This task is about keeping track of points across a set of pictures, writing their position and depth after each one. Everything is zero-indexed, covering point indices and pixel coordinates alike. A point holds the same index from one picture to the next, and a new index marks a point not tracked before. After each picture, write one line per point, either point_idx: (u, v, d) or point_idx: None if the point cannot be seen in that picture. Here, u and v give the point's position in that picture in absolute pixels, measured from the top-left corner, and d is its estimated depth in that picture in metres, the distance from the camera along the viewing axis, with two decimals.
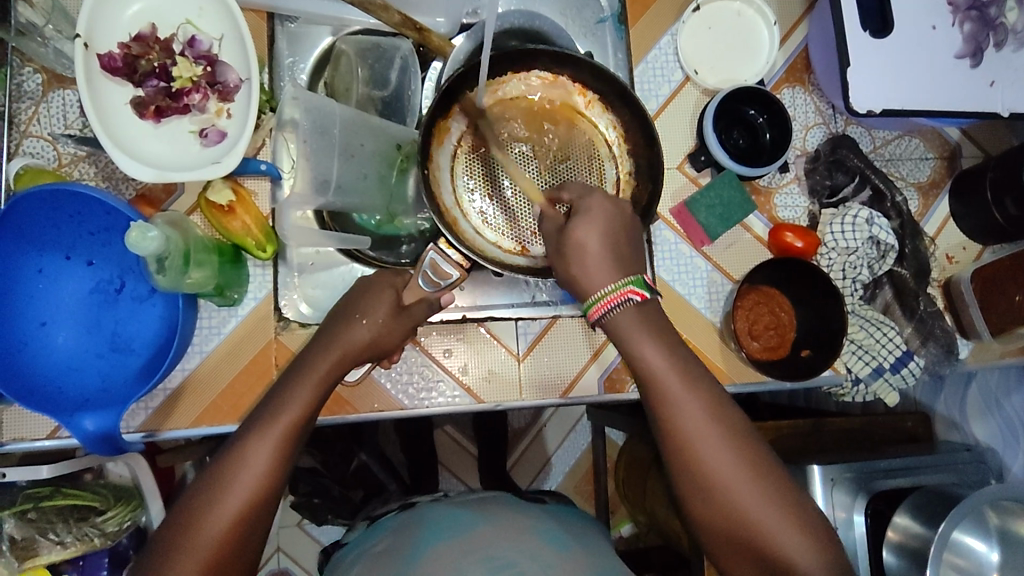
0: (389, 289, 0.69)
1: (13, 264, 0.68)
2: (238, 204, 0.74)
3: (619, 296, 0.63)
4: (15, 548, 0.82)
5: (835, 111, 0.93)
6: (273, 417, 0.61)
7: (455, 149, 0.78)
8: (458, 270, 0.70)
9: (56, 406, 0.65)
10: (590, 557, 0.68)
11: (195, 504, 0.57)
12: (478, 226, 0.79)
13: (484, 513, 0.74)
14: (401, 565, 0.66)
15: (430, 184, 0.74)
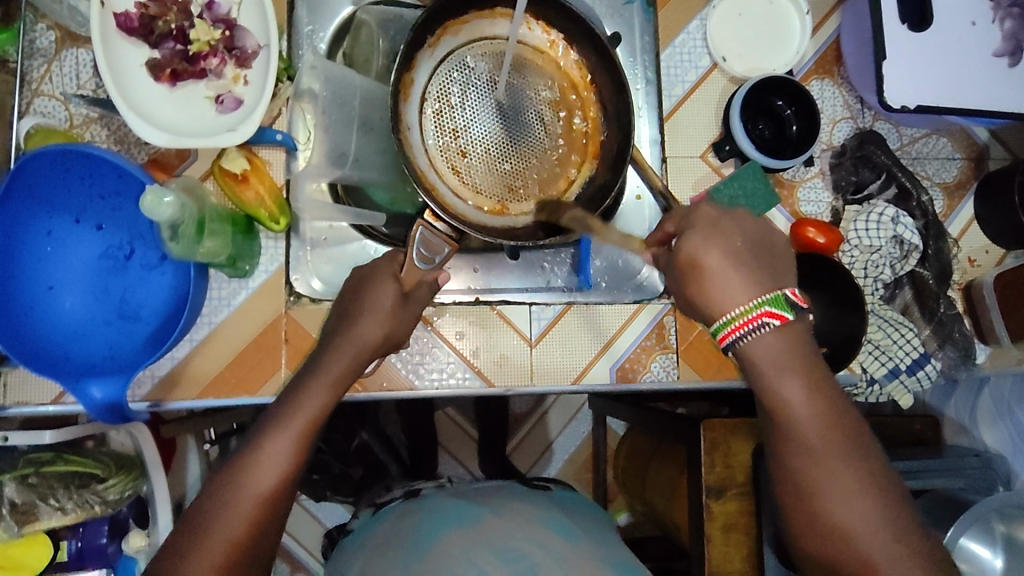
0: (390, 279, 0.67)
1: (21, 224, 0.67)
2: (252, 173, 0.73)
3: (751, 321, 0.56)
4: (15, 513, 0.81)
5: (863, 105, 0.91)
6: (288, 415, 0.59)
7: (421, 105, 0.75)
8: (448, 243, 0.68)
9: (63, 371, 0.64)
10: (599, 549, 0.67)
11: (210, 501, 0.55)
12: (455, 188, 0.76)
13: (493, 503, 0.73)
14: (408, 557, 0.65)
15: (404, 144, 0.71)
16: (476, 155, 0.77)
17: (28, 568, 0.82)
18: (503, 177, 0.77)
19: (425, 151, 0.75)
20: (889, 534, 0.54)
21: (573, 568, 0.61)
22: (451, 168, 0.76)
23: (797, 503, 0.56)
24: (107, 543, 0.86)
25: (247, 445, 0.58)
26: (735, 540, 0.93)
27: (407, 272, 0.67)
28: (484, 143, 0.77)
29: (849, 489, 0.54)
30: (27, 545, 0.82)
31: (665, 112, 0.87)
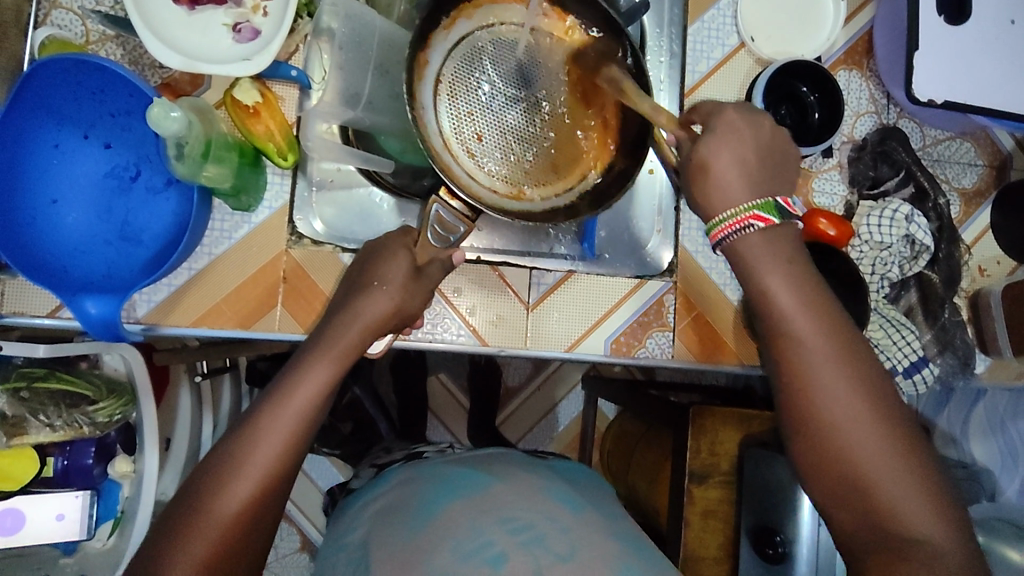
0: (403, 252, 0.69)
1: (29, 133, 0.67)
2: (263, 106, 0.71)
3: (739, 222, 0.56)
4: (4, 425, 0.81)
5: (889, 101, 0.89)
6: (287, 395, 0.58)
7: (435, 85, 0.72)
8: (464, 222, 0.69)
9: (58, 282, 0.64)
10: (606, 519, 0.64)
11: (218, 466, 0.54)
12: (470, 170, 0.73)
13: (496, 471, 0.68)
14: (409, 526, 0.61)
15: (418, 123, 0.68)
16: (492, 140, 0.74)
17: (14, 479, 0.82)
18: (520, 164, 0.75)
19: (439, 132, 0.72)
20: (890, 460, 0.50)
21: (582, 542, 0.58)
22: (468, 151, 0.73)
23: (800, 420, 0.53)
24: (93, 465, 0.86)
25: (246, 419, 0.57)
26: (712, 526, 0.93)
27: (421, 248, 0.69)
28: (500, 126, 0.74)
29: (866, 432, 0.51)
30: (14, 457, 0.82)
31: (687, 87, 0.86)
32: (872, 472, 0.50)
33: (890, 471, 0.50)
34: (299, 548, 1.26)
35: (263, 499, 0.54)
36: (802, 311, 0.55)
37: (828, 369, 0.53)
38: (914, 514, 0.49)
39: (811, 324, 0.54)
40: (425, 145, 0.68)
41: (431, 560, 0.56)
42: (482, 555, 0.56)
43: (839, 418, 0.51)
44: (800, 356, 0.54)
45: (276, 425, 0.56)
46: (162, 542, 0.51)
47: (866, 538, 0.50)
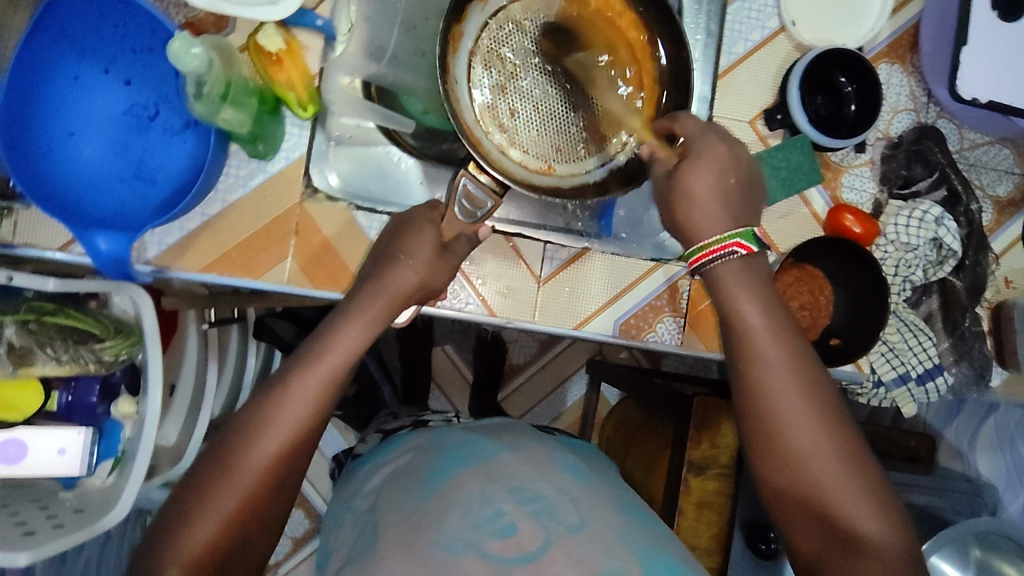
0: (429, 227, 0.67)
1: (50, 64, 0.66)
2: (287, 55, 0.69)
3: (722, 249, 0.61)
4: (12, 354, 0.81)
5: (930, 99, 0.86)
6: (315, 359, 0.58)
7: (470, 57, 0.68)
8: (492, 198, 0.64)
9: (70, 216, 0.64)
10: (613, 491, 0.63)
11: (238, 438, 0.54)
12: (501, 146, 0.69)
13: (507, 441, 0.67)
14: (418, 494, 0.59)
15: (450, 97, 0.65)
16: (525, 115, 0.71)
17: (18, 411, 0.83)
18: (554, 142, 0.71)
19: (470, 106, 0.68)
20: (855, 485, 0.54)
21: (592, 512, 0.57)
22: (500, 126, 0.70)
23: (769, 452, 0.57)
24: (97, 403, 0.87)
25: (275, 383, 0.57)
26: (706, 518, 0.92)
27: (447, 223, 0.67)
28: (534, 103, 0.71)
29: (831, 460, 0.55)
30: (19, 387, 0.83)
31: (721, 68, 0.83)
32: (824, 488, 0.54)
33: (837, 476, 0.54)
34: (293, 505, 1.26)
35: (289, 455, 0.55)
36: (766, 329, 0.59)
37: (784, 384, 0.57)
38: (856, 515, 0.54)
39: (773, 342, 0.58)
40: (457, 119, 0.65)
41: (442, 526, 0.55)
42: (494, 525, 0.54)
43: (791, 431, 0.56)
44: (762, 373, 0.57)
45: (289, 379, 0.57)
46: (191, 498, 0.52)
47: (813, 539, 0.55)
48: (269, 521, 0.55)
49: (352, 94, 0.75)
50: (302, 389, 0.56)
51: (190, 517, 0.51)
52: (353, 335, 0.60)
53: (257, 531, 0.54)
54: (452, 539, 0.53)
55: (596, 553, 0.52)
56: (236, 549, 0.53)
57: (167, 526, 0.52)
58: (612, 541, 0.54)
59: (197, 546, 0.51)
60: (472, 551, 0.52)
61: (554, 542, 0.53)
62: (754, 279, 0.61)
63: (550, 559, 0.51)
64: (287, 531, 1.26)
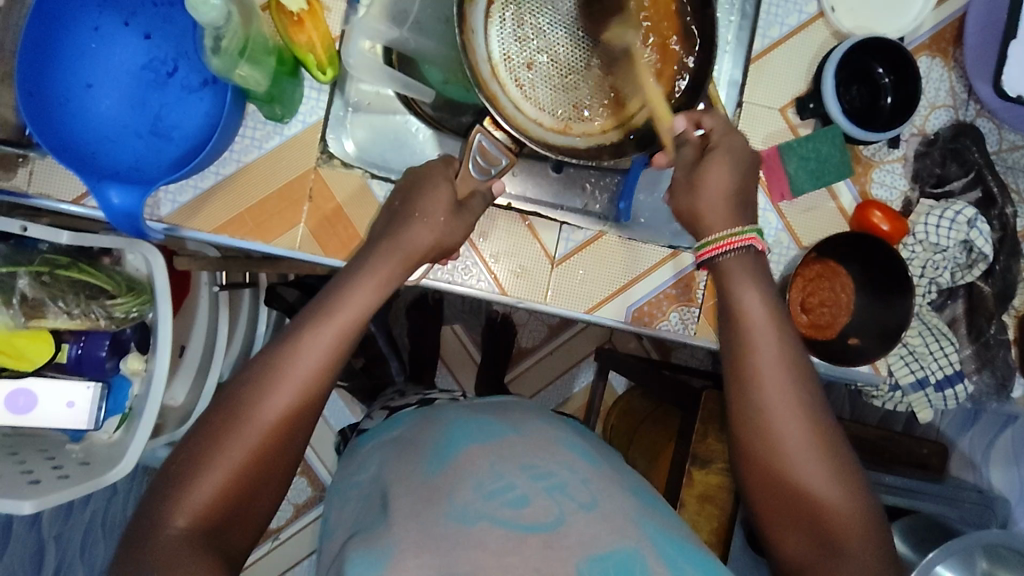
0: (444, 182, 0.67)
1: (71, 13, 0.66)
2: (308, 16, 0.68)
3: (745, 241, 0.61)
4: (25, 305, 0.82)
5: (970, 96, 0.82)
6: (323, 320, 0.57)
7: (488, 6, 0.67)
8: (507, 155, 0.66)
9: (85, 167, 0.64)
10: (621, 475, 0.62)
11: (239, 396, 0.53)
12: (516, 100, 0.69)
13: (511, 420, 0.66)
14: (425, 470, 0.58)
15: (466, 48, 0.65)
16: (543, 66, 0.69)
17: (27, 360, 0.84)
18: (570, 98, 0.70)
19: (487, 57, 0.68)
20: (841, 485, 0.53)
21: (602, 493, 0.56)
22: (516, 80, 0.69)
23: (757, 445, 0.55)
24: (106, 358, 0.87)
25: (276, 344, 0.56)
26: (708, 512, 0.91)
27: (461, 180, 0.68)
28: (553, 52, 0.69)
29: (819, 459, 0.54)
30: (31, 338, 0.84)
31: (755, 52, 0.80)
32: (811, 486, 0.53)
33: (825, 474, 0.53)
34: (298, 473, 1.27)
35: (301, 413, 0.54)
36: (765, 326, 0.57)
37: (779, 383, 0.55)
38: (842, 508, 0.53)
39: (768, 338, 0.57)
40: (472, 71, 0.64)
41: (454, 497, 0.54)
42: (504, 496, 0.53)
43: (783, 430, 0.54)
44: (758, 371, 0.56)
45: (291, 344, 0.55)
46: (201, 451, 0.51)
47: (799, 534, 0.54)
48: (280, 480, 0.55)
49: (371, 59, 0.71)
50: (312, 355, 0.55)
51: (197, 469, 0.51)
52: (360, 304, 0.59)
53: (264, 489, 0.53)
54: (463, 509, 0.52)
55: (609, 535, 0.51)
56: (241, 505, 0.52)
57: (168, 481, 0.51)
58: (624, 522, 0.53)
59: (202, 499, 0.50)
60: (484, 520, 0.51)
61: (568, 519, 0.51)
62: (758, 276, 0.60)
63: (564, 534, 0.50)
64: (290, 498, 1.27)
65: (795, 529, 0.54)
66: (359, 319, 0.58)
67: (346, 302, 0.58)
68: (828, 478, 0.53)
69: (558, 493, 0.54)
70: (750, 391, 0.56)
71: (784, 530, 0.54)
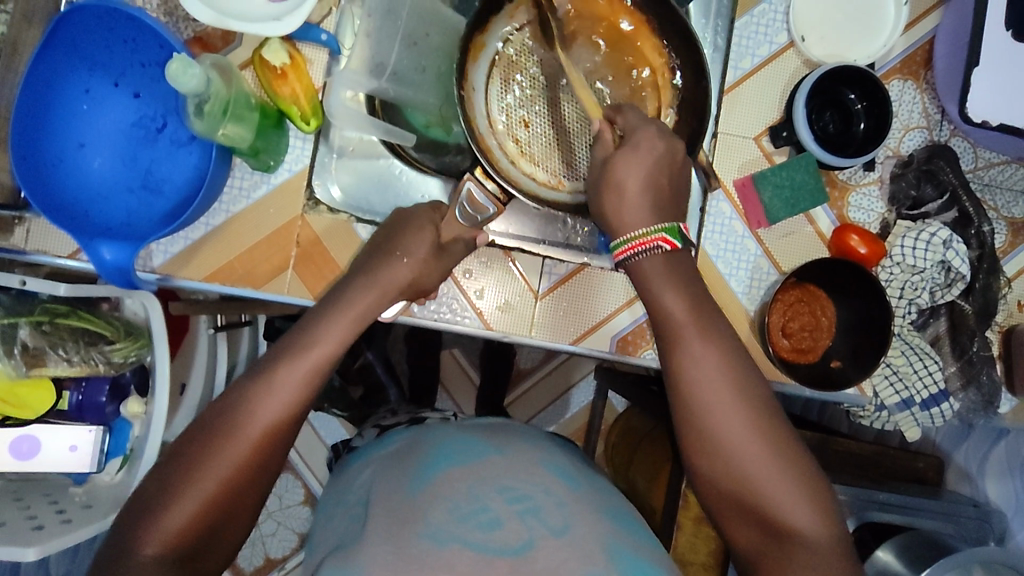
0: (429, 227, 0.69)
1: (61, 77, 0.68)
2: (291, 70, 0.71)
3: (649, 242, 0.60)
4: (26, 355, 0.83)
5: (943, 117, 0.84)
6: (292, 359, 0.58)
7: (491, 67, 0.70)
8: (495, 204, 0.69)
9: (78, 226, 0.66)
10: (598, 494, 0.63)
11: (207, 440, 0.54)
12: (512, 155, 0.71)
13: (495, 441, 0.67)
14: (407, 489, 0.60)
15: (466, 103, 0.67)
16: (539, 124, 0.72)
17: (29, 409, 0.86)
18: (566, 155, 0.72)
19: (486, 114, 0.70)
20: (790, 482, 0.53)
21: (574, 516, 0.57)
22: (514, 137, 0.71)
23: (700, 452, 0.56)
24: (106, 403, 0.90)
25: (244, 386, 0.57)
26: (704, 533, 0.91)
27: (447, 225, 0.69)
28: (550, 112, 0.71)
29: (763, 457, 0.54)
30: (32, 387, 0.86)
31: (728, 84, 0.82)
32: (757, 486, 0.54)
33: (770, 473, 0.54)
34: (302, 501, 1.28)
35: (270, 446, 0.56)
36: (702, 341, 0.57)
37: (720, 395, 0.56)
38: (792, 506, 0.53)
39: (705, 352, 0.57)
40: (470, 128, 0.67)
41: (429, 517, 0.55)
42: (478, 518, 0.55)
43: (719, 431, 0.55)
44: (698, 389, 0.56)
45: (258, 387, 0.56)
46: (171, 487, 0.53)
47: (751, 533, 0.54)
48: (250, 509, 0.56)
49: (355, 108, 0.75)
50: (284, 400, 0.56)
51: (168, 498, 0.52)
52: (331, 348, 0.60)
53: (238, 512, 0.55)
54: (437, 530, 0.54)
55: (577, 559, 0.52)
56: (212, 534, 0.53)
57: (138, 512, 0.52)
58: (594, 545, 0.54)
59: (172, 528, 0.51)
60: (455, 542, 0.52)
61: (538, 543, 0.53)
62: (696, 292, 0.60)
63: (532, 559, 0.51)
64: (294, 527, 1.28)
65: (750, 530, 0.54)
66: (334, 360, 0.60)
67: (322, 344, 0.59)
68: (774, 477, 0.53)
69: (529, 515, 0.55)
70: (692, 408, 0.56)
71: (738, 530, 0.55)
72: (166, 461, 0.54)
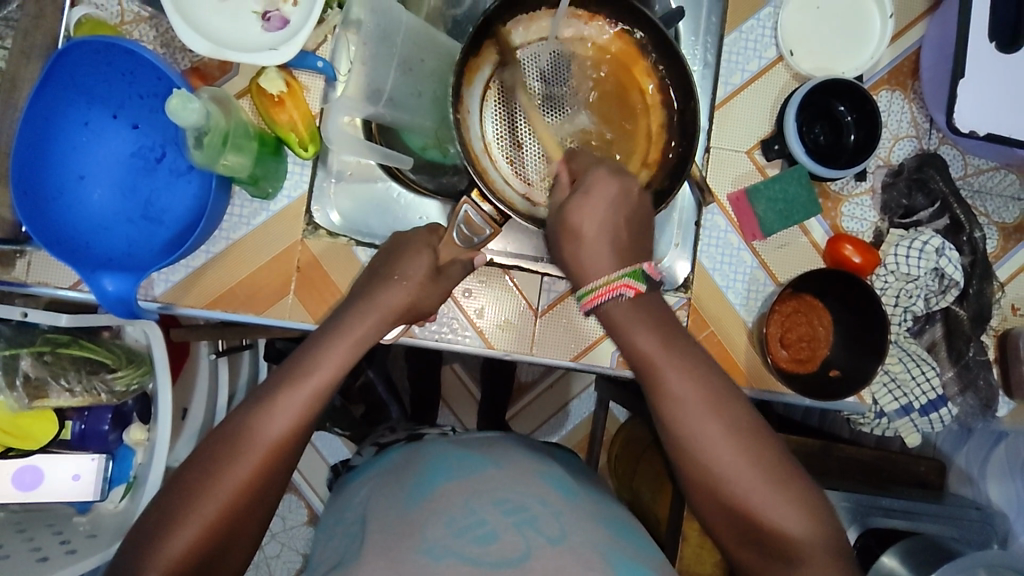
0: (427, 251, 0.69)
1: (60, 111, 0.69)
2: (289, 96, 0.72)
3: (611, 291, 0.59)
4: (27, 386, 0.84)
5: (932, 125, 0.85)
6: (291, 384, 0.58)
7: (484, 90, 0.71)
8: (491, 226, 0.70)
9: (81, 259, 0.67)
10: (599, 508, 0.64)
11: (207, 467, 0.54)
12: (506, 175, 0.72)
13: (491, 454, 0.67)
14: (403, 505, 0.60)
15: (460, 125, 0.68)
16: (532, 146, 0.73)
17: (32, 439, 0.86)
18: None
19: (480, 136, 0.72)
20: (791, 506, 0.53)
21: (571, 527, 0.57)
22: (507, 157, 0.73)
23: (696, 483, 0.55)
24: (108, 431, 0.89)
25: (245, 412, 0.57)
26: (710, 544, 0.91)
27: (444, 247, 0.70)
28: (543, 135, 0.72)
29: (760, 484, 0.53)
30: (34, 418, 0.86)
31: (718, 99, 0.83)
32: (758, 514, 0.53)
33: (769, 500, 0.53)
34: (305, 521, 1.27)
35: (270, 471, 0.56)
36: (680, 369, 0.57)
37: (704, 422, 0.55)
38: (795, 531, 0.52)
39: (684, 383, 0.56)
40: (465, 150, 0.68)
41: (426, 532, 0.56)
42: (475, 531, 0.55)
43: (712, 463, 0.54)
44: (685, 422, 0.55)
45: (257, 412, 0.56)
46: (172, 515, 0.52)
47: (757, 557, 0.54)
48: (248, 528, 0.56)
49: (351, 133, 0.75)
50: (284, 426, 0.57)
51: (168, 528, 0.52)
52: (331, 372, 0.60)
53: (238, 536, 0.55)
54: (433, 545, 0.54)
55: (573, 566, 0.52)
56: (212, 560, 0.53)
57: (141, 539, 0.52)
58: (590, 554, 0.54)
59: (169, 552, 0.51)
60: (451, 556, 0.53)
61: (535, 552, 0.53)
62: (664, 321, 0.60)
63: (529, 568, 0.51)
64: (297, 547, 1.27)
65: (755, 554, 0.54)
66: (334, 384, 0.60)
67: (323, 369, 0.59)
68: (774, 502, 0.53)
69: (527, 527, 0.56)
70: (680, 441, 0.56)
71: (743, 554, 0.55)
72: (168, 488, 0.55)
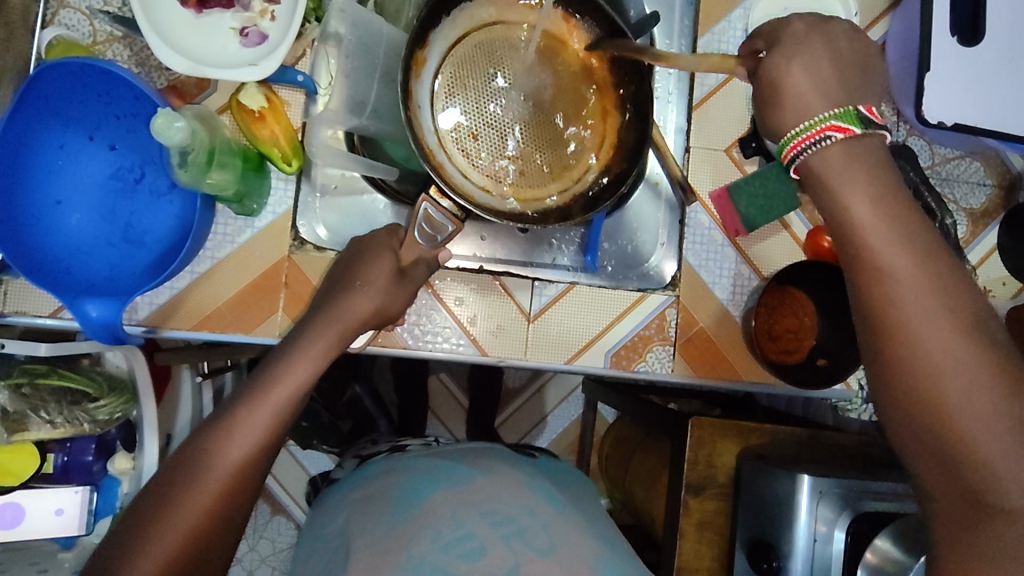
0: (386, 253, 0.66)
1: (33, 135, 0.67)
2: (269, 112, 0.72)
3: (816, 135, 0.49)
4: (5, 420, 0.81)
5: (899, 118, 0.88)
6: (258, 402, 0.57)
7: (433, 83, 0.70)
8: (453, 222, 0.67)
9: (63, 286, 0.65)
10: (584, 517, 0.64)
11: (172, 491, 0.53)
12: (463, 169, 0.71)
13: (477, 462, 0.68)
14: (388, 517, 0.60)
15: (414, 120, 0.66)
16: (486, 137, 0.72)
17: (13, 475, 0.82)
18: (514, 164, 0.73)
19: (433, 129, 0.70)
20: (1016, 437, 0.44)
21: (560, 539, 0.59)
22: (462, 149, 0.71)
23: (905, 386, 0.46)
24: (93, 462, 0.87)
25: (207, 433, 0.56)
26: (707, 539, 0.91)
27: (406, 248, 0.67)
28: (497, 128, 0.72)
29: (988, 407, 0.44)
30: (14, 452, 0.82)
31: (696, 99, 0.85)
32: (977, 441, 0.44)
33: (998, 427, 0.44)
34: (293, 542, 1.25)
35: (236, 492, 0.55)
36: (907, 254, 0.47)
37: (932, 322, 0.45)
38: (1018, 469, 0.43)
39: (918, 272, 0.47)
40: (420, 145, 0.66)
41: (412, 549, 0.56)
42: (462, 547, 0.56)
43: (940, 365, 0.45)
44: (909, 309, 0.46)
45: (225, 434, 0.55)
46: (135, 539, 0.51)
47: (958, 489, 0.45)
48: (229, 543, 0.56)
49: (337, 147, 0.76)
50: (251, 445, 0.56)
51: (135, 556, 0.51)
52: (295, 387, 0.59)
53: (211, 559, 0.54)
54: (421, 561, 0.55)
55: None
56: None
57: (112, 563, 0.51)
58: (577, 562, 0.57)
59: None
60: None
61: (524, 566, 0.55)
62: (886, 198, 0.48)
63: None
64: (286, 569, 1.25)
65: (950, 484, 0.45)
66: (297, 396, 0.59)
67: (279, 385, 0.58)
68: (1002, 430, 0.44)
69: (518, 538, 0.57)
70: (895, 334, 0.46)
71: (935, 482, 0.46)
72: (133, 513, 0.54)
